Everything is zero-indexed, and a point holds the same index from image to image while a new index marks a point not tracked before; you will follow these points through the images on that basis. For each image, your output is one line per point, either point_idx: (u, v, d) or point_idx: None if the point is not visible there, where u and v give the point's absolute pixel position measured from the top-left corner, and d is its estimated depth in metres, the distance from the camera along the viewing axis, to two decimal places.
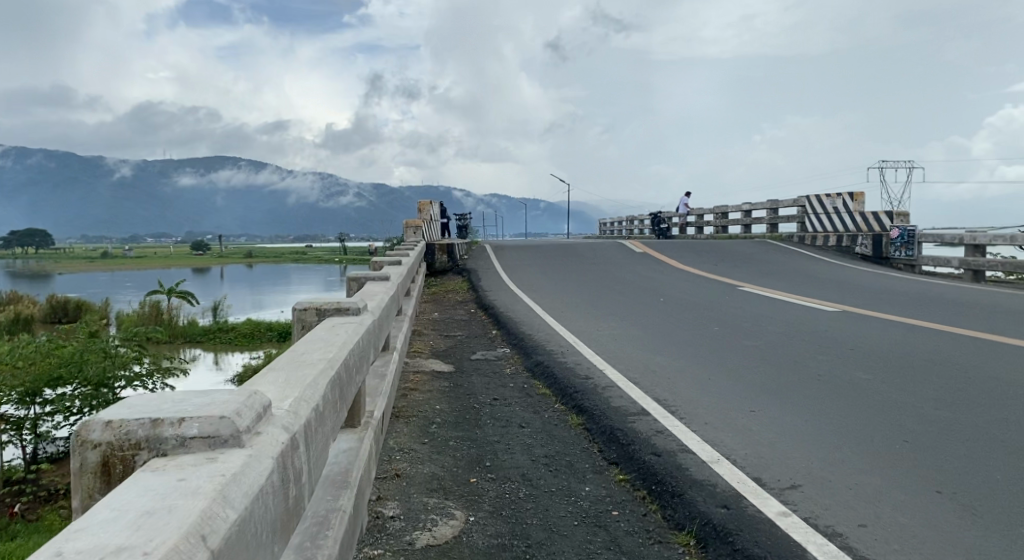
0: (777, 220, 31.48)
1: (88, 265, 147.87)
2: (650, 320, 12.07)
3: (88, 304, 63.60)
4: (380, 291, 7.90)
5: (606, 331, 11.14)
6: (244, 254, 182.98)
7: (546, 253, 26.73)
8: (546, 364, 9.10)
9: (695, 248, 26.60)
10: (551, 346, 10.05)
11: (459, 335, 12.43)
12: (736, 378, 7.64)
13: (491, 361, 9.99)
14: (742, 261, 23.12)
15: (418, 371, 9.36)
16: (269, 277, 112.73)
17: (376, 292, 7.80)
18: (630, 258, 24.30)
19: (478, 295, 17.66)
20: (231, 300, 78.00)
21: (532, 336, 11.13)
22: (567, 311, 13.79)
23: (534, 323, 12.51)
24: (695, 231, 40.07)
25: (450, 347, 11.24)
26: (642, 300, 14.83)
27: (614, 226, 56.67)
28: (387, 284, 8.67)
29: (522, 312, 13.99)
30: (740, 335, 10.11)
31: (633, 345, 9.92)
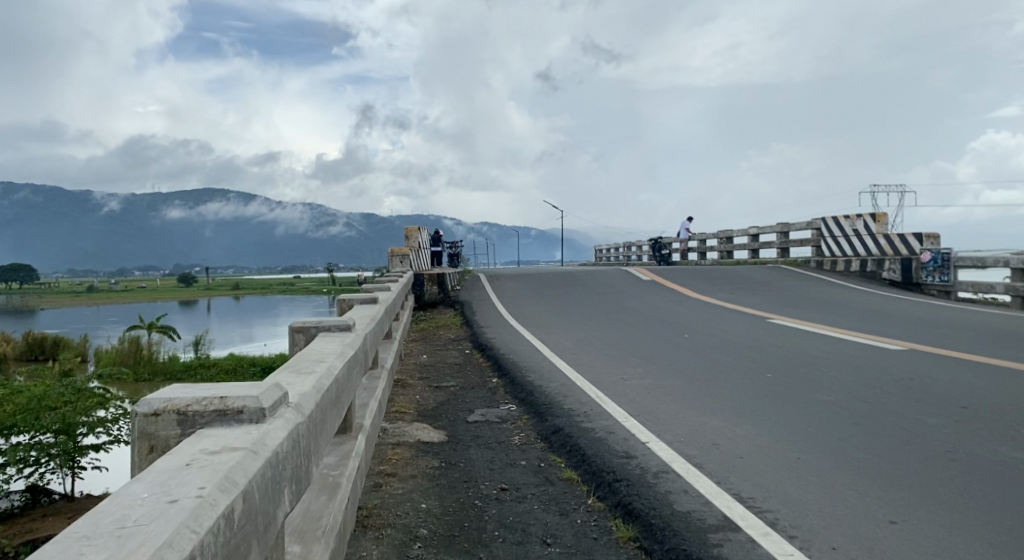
0: (789, 244, 29.59)
1: (72, 300, 144.65)
2: (682, 364, 10.08)
3: (68, 340, 60.93)
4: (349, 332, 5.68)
5: (633, 380, 9.12)
6: (233, 286, 180.43)
7: (545, 282, 24.74)
8: (568, 430, 7.03)
9: (705, 275, 24.66)
10: (570, 404, 7.93)
11: (451, 386, 10.28)
12: (836, 459, 5.62)
13: (492, 425, 7.84)
14: (759, 288, 21.23)
15: (397, 444, 7.14)
16: (256, 308, 110.13)
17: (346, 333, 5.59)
18: (637, 287, 22.29)
19: (472, 333, 15.51)
20: (216, 334, 75.44)
21: (543, 387, 9.01)
22: (578, 351, 11.76)
23: (541, 368, 10.42)
24: (698, 257, 38.23)
25: (440, 403, 9.07)
26: (663, 336, 12.83)
27: (611, 253, 54.82)
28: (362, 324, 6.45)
29: (526, 354, 11.95)
30: (806, 388, 8.12)
31: (673, 400, 7.89)
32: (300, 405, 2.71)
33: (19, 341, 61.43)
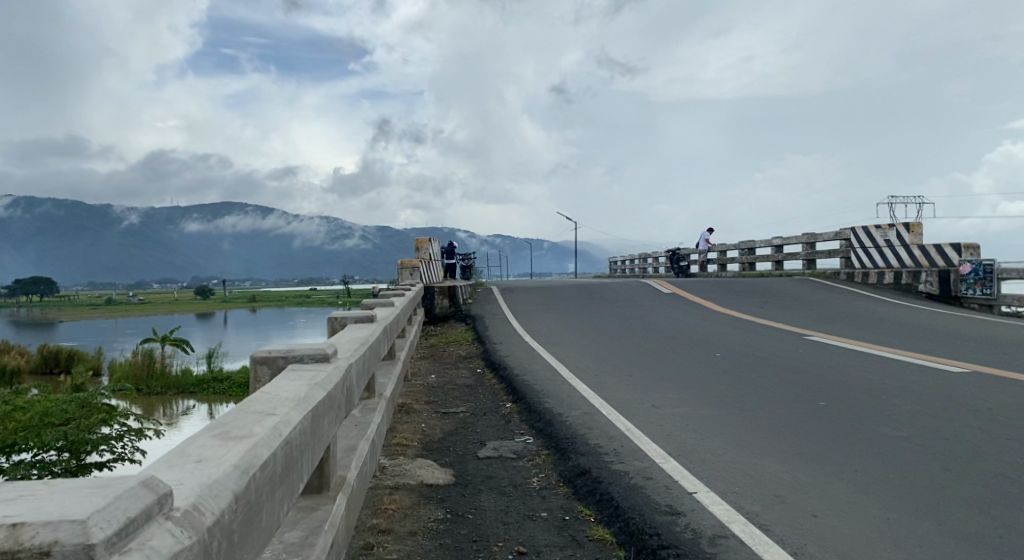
0: (816, 255, 28.36)
1: (91, 312, 145.62)
2: (719, 388, 9.03)
3: (83, 352, 60.76)
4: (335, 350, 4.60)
5: (665, 408, 8.07)
6: (249, 298, 180.87)
7: (562, 295, 23.73)
8: (596, 472, 6.00)
9: (729, 288, 23.53)
10: (595, 439, 6.88)
11: (461, 412, 9.24)
12: (935, 522, 4.57)
13: (506, 464, 6.80)
14: (788, 301, 20.09)
15: (395, 487, 6.10)
16: (270, 320, 109.93)
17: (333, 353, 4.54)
18: (659, 300, 21.16)
19: (485, 350, 14.47)
20: (231, 346, 75.06)
21: (564, 416, 7.95)
22: (600, 372, 10.73)
23: (561, 392, 9.37)
24: (720, 268, 37.04)
25: (447, 434, 8.04)
26: (693, 355, 11.78)
27: (628, 265, 53.72)
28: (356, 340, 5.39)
29: (544, 374, 10.95)
30: (869, 421, 7.07)
31: (716, 434, 6.83)
32: (193, 512, 1.68)
33: (33, 354, 61.30)
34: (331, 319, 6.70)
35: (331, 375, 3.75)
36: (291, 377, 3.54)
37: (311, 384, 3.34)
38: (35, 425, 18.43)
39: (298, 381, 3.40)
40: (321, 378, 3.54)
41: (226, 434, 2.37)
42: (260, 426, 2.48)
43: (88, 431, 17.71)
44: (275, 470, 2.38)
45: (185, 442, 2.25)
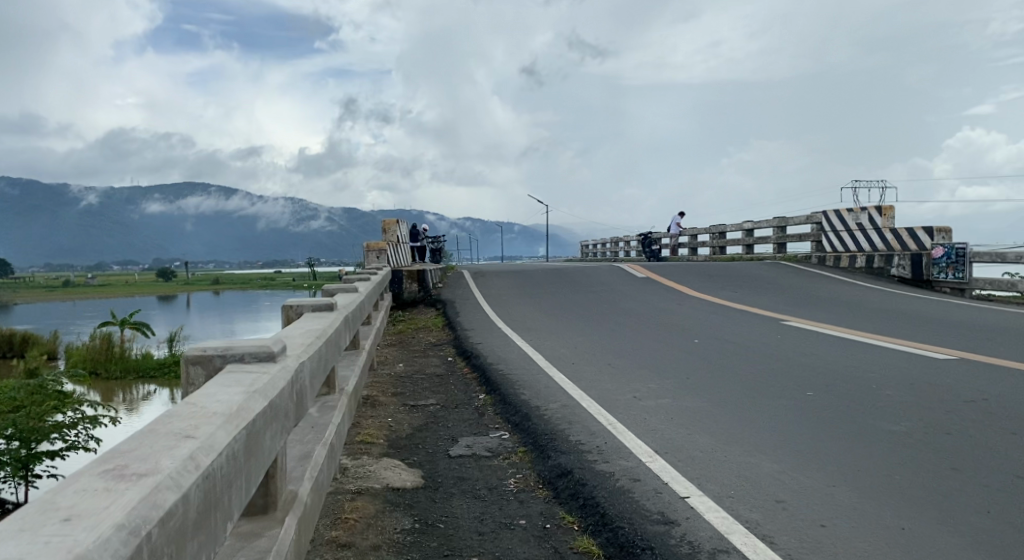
0: (787, 239, 28.26)
1: (47, 294, 141.46)
2: (703, 379, 8.63)
3: (38, 336, 58.81)
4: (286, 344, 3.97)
5: (648, 400, 7.62)
6: (213, 281, 177.66)
7: (533, 279, 23.26)
8: (578, 473, 5.53)
9: (703, 272, 23.27)
10: (576, 436, 6.40)
11: (431, 405, 8.69)
12: (951, 531, 4.18)
13: (480, 464, 6.29)
14: (762, 286, 19.88)
15: (358, 492, 5.54)
16: (234, 303, 107.81)
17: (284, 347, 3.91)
18: (633, 284, 20.80)
19: (456, 337, 13.92)
20: (193, 329, 73.39)
21: (541, 410, 7.46)
22: (578, 361, 10.26)
23: (537, 383, 8.88)
24: (691, 251, 36.91)
25: (415, 429, 7.49)
26: (673, 343, 11.39)
27: (598, 248, 53.53)
28: (313, 331, 4.76)
29: (518, 362, 10.45)
30: (863, 414, 6.71)
31: (705, 429, 6.40)
32: None
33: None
34: (287, 307, 6.05)
35: (277, 377, 3.14)
36: (226, 380, 2.93)
37: (249, 391, 2.74)
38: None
39: (232, 387, 2.79)
40: (264, 382, 2.93)
41: (120, 470, 1.77)
42: (168, 456, 1.89)
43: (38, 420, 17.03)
44: (186, 517, 1.81)
45: (56, 487, 1.67)
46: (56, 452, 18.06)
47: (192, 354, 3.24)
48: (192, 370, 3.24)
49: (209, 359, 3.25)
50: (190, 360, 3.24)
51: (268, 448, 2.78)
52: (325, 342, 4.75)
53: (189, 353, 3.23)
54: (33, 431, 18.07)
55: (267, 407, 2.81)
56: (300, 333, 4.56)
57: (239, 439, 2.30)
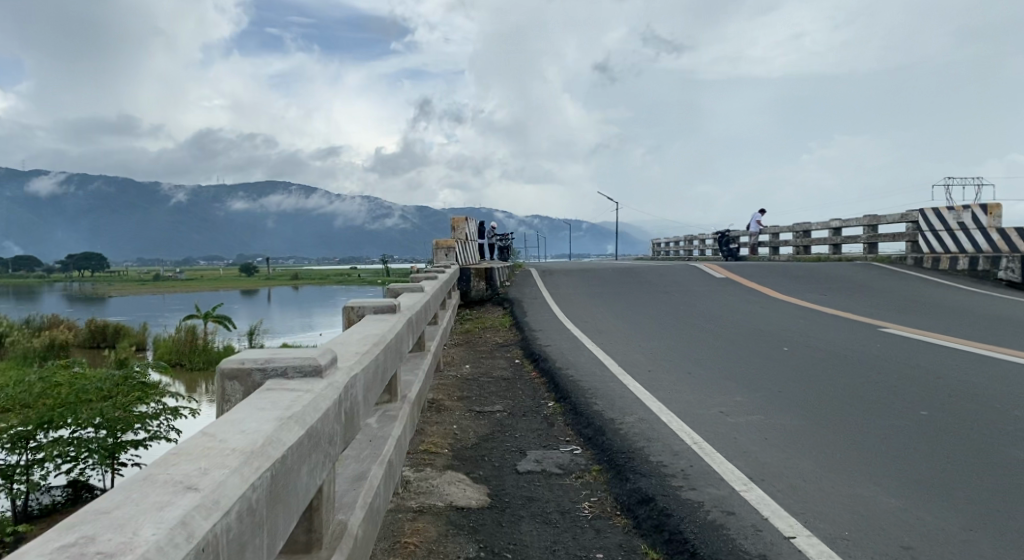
0: (878, 239, 26.57)
1: (139, 287, 148.84)
2: (795, 393, 7.88)
3: (127, 327, 61.60)
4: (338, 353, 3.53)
5: (735, 417, 6.94)
6: (291, 277, 183.35)
7: (605, 279, 22.56)
8: (661, 502, 4.94)
9: (786, 273, 22.05)
10: (657, 456, 5.80)
11: (498, 412, 8.22)
12: None
13: (551, 482, 5.77)
14: (852, 288, 18.61)
15: (420, 511, 5.11)
16: (310, 299, 110.75)
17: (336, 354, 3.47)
18: (711, 285, 19.84)
19: (524, 338, 13.43)
20: (270, 323, 75.59)
21: (617, 424, 6.88)
22: (654, 369, 9.62)
23: (611, 392, 8.30)
24: (770, 251, 35.37)
25: (481, 440, 7.02)
26: (757, 352, 10.60)
27: (672, 247, 52.16)
28: (372, 336, 4.32)
29: (591, 368, 9.88)
30: (991, 441, 5.87)
31: (805, 454, 5.70)
32: None
33: (81, 328, 62.43)
34: (348, 308, 5.66)
35: (322, 397, 2.69)
36: (258, 401, 2.48)
37: (281, 417, 2.28)
38: (69, 402, 18.17)
39: (263, 410, 2.33)
40: (301, 404, 2.47)
41: (81, 549, 1.32)
42: (151, 527, 1.42)
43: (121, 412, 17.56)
44: None
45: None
46: (138, 441, 18.54)
47: (227, 367, 2.84)
48: (227, 386, 2.84)
49: (246, 372, 2.84)
50: (225, 375, 2.83)
51: (303, 486, 2.32)
52: (384, 350, 4.30)
53: (224, 366, 2.83)
54: (117, 420, 18.59)
55: (304, 437, 2.34)
56: (357, 339, 4.12)
57: (259, 486, 1.85)
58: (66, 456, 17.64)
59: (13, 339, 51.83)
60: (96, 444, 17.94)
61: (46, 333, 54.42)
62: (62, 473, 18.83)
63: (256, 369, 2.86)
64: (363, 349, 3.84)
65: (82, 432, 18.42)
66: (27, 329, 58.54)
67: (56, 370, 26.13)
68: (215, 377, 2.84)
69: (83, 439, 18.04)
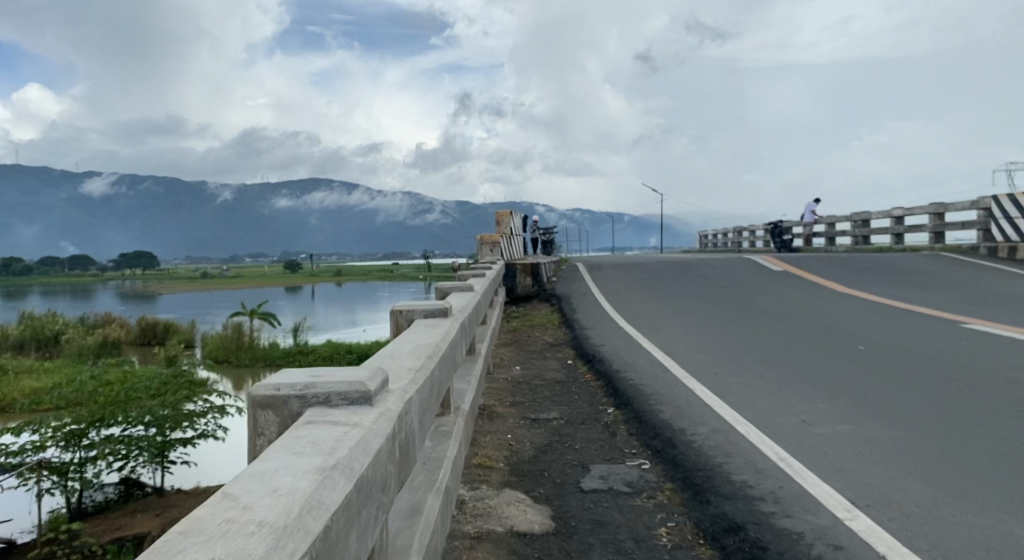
0: (944, 228, 25.21)
1: (189, 285, 152.34)
2: (882, 399, 7.16)
3: (178, 325, 62.78)
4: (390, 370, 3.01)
5: (822, 427, 6.26)
6: (335, 273, 185.47)
7: (654, 273, 21.81)
8: (752, 532, 4.33)
9: (847, 265, 21.01)
10: (741, 476, 5.20)
11: (554, 420, 7.66)
12: None
13: (621, 503, 5.20)
14: (922, 281, 17.54)
15: (479, 538, 4.58)
16: (354, 294, 111.67)
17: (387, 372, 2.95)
18: (768, 279, 18.94)
19: (575, 337, 12.86)
20: (316, 319, 76.32)
21: (689, 436, 6.27)
22: (720, 371, 8.95)
23: (677, 398, 7.67)
24: (826, 242, 34.04)
25: (539, 453, 6.48)
26: (830, 352, 9.85)
27: (721, 239, 50.84)
28: (426, 347, 3.81)
29: (650, 371, 9.27)
30: None
31: (910, 473, 5.04)
32: None
33: (132, 326, 63.79)
34: (396, 312, 5.16)
35: (374, 433, 2.20)
36: (294, 444, 1.98)
37: (321, 471, 1.78)
38: (120, 400, 18.17)
39: (299, 460, 1.84)
40: (346, 451, 1.96)
41: None
42: None
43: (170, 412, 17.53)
44: None
45: None
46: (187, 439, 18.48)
47: (260, 396, 2.35)
48: (259, 417, 2.36)
49: (282, 400, 2.34)
50: (258, 405, 2.35)
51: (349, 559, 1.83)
52: (440, 362, 3.78)
53: (255, 394, 2.34)
54: (166, 418, 18.56)
55: (352, 495, 1.85)
56: (408, 351, 3.61)
57: None
58: (117, 454, 17.62)
59: (71, 336, 53.19)
60: (146, 442, 17.92)
61: (100, 331, 55.62)
62: (114, 470, 18.91)
63: (294, 395, 2.36)
64: (417, 362, 3.31)
65: (133, 430, 18.45)
66: (84, 327, 60.11)
67: (109, 368, 26.44)
68: (245, 406, 2.36)
69: (134, 437, 18.05)
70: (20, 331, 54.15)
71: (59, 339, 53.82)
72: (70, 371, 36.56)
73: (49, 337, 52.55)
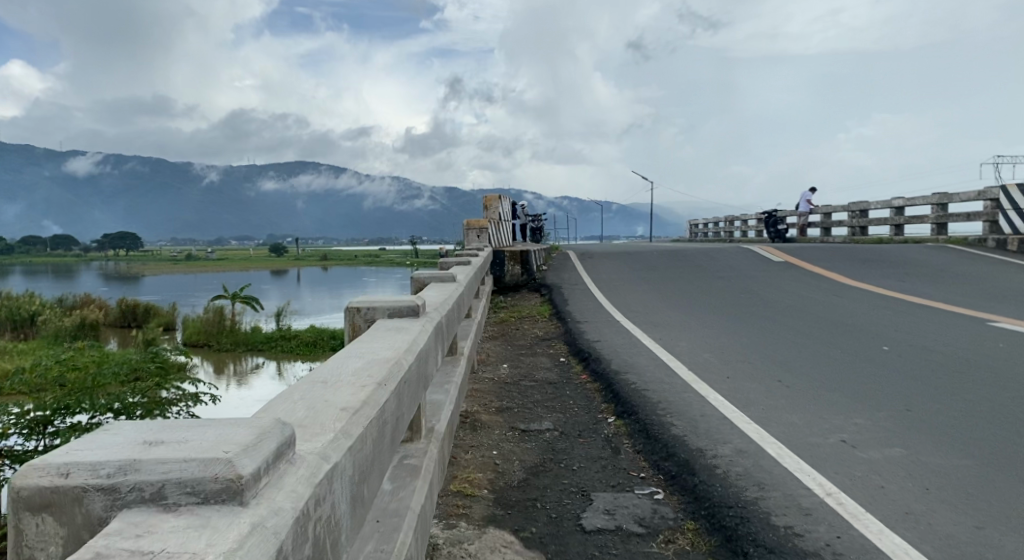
0: (948, 219, 24.31)
1: (172, 267, 150.14)
2: (928, 413, 6.17)
3: (159, 307, 61.24)
4: (307, 413, 1.96)
5: (867, 450, 5.26)
6: (321, 257, 183.64)
7: (650, 262, 20.82)
8: None
9: (850, 257, 20.05)
10: (784, 519, 4.19)
11: (546, 432, 6.61)
12: None
13: (634, 550, 4.16)
14: (932, 274, 16.62)
15: None
16: (340, 279, 110.03)
17: (301, 417, 1.93)
18: (769, 270, 17.96)
19: (568, 330, 11.82)
20: (300, 302, 74.91)
21: (710, 460, 5.25)
22: (733, 375, 7.93)
23: (689, 409, 6.63)
24: (823, 232, 33.19)
25: (530, 477, 5.43)
26: (853, 355, 8.87)
27: (713, 228, 50.01)
28: (382, 364, 2.72)
29: (654, 373, 8.24)
30: None
31: (1000, 518, 4.05)
32: None
33: (112, 308, 62.15)
34: (351, 311, 4.00)
35: None
36: None
37: None
38: (87, 385, 16.88)
39: None
40: None
41: None
42: None
43: (136, 403, 16.31)
44: None
45: None
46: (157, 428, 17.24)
47: (28, 492, 1.39)
48: (32, 526, 1.42)
49: (70, 498, 1.37)
50: (28, 507, 1.40)
51: None
52: (400, 387, 2.69)
53: (22, 489, 1.39)
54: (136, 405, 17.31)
55: None
56: (350, 371, 2.53)
57: None
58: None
59: (46, 315, 51.72)
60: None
61: (77, 311, 54.00)
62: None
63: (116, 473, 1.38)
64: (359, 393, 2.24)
65: (100, 418, 17.21)
66: (61, 307, 58.49)
67: (81, 349, 25.09)
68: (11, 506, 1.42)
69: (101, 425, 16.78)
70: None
71: (35, 319, 52.16)
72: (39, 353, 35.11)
73: (22, 316, 50.98)
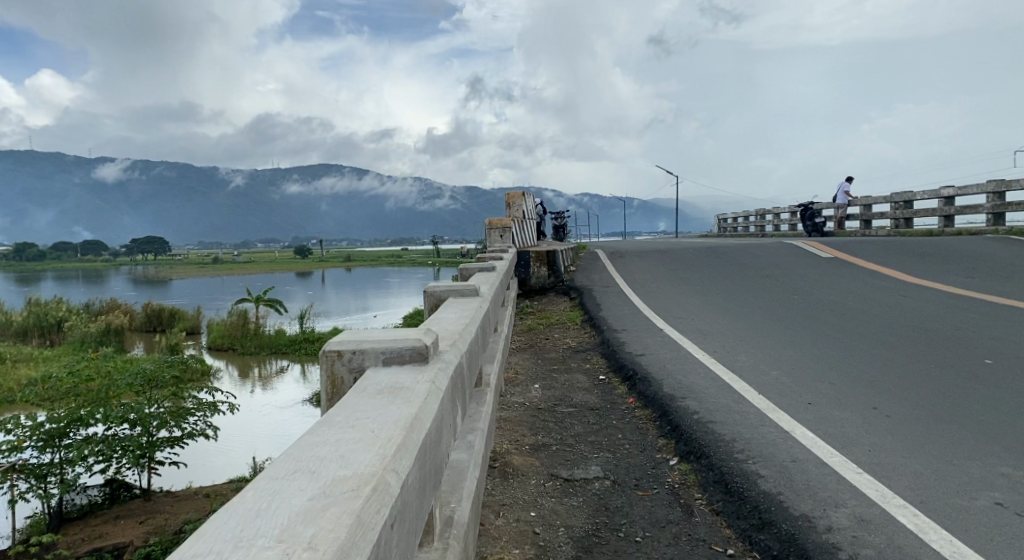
0: (1007, 208, 22.57)
1: (198, 270, 150.92)
2: None
3: (183, 312, 60.72)
4: None
5: None
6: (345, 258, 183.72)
7: (686, 260, 19.42)
8: None
9: (905, 250, 18.47)
10: None
11: (595, 482, 5.32)
12: None
13: None
14: (1003, 269, 15.08)
15: None
16: (364, 280, 109.40)
17: None
18: (819, 267, 16.48)
19: (605, 340, 10.50)
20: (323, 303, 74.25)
21: (826, 537, 3.93)
22: (816, 400, 6.57)
23: (774, 452, 5.30)
24: (864, 224, 31.45)
25: (582, 555, 4.16)
26: (951, 371, 7.47)
27: (744, 223, 48.24)
28: (346, 502, 1.49)
29: (716, 398, 6.89)
30: None
31: None
32: None
33: (137, 314, 61.82)
34: (329, 356, 2.68)
35: None
36: None
37: None
38: (100, 396, 15.62)
39: None
40: None
41: None
42: None
43: (148, 413, 15.04)
44: None
45: None
46: (176, 440, 16.01)
47: None
48: None
49: None
50: None
51: None
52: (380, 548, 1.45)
53: None
54: (152, 416, 16.08)
55: None
56: None
57: None
58: (98, 456, 15.10)
59: (71, 321, 51.55)
60: (130, 443, 15.46)
61: (102, 316, 53.55)
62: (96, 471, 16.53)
63: None
64: None
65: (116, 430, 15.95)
66: (86, 313, 58.28)
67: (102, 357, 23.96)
68: None
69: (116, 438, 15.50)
70: (21, 317, 52.45)
71: (61, 326, 51.78)
72: (61, 360, 34.40)
73: (48, 322, 50.76)
